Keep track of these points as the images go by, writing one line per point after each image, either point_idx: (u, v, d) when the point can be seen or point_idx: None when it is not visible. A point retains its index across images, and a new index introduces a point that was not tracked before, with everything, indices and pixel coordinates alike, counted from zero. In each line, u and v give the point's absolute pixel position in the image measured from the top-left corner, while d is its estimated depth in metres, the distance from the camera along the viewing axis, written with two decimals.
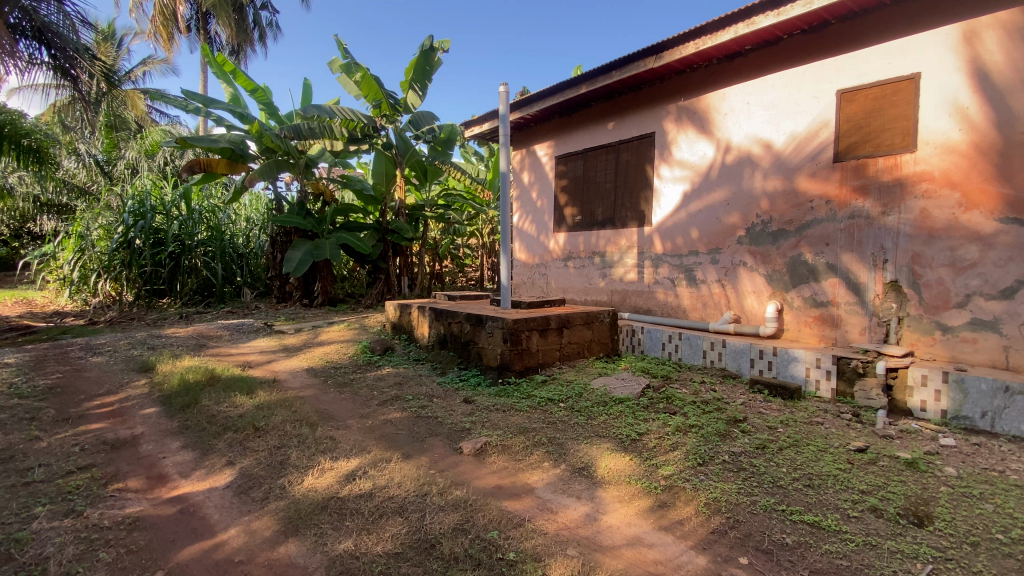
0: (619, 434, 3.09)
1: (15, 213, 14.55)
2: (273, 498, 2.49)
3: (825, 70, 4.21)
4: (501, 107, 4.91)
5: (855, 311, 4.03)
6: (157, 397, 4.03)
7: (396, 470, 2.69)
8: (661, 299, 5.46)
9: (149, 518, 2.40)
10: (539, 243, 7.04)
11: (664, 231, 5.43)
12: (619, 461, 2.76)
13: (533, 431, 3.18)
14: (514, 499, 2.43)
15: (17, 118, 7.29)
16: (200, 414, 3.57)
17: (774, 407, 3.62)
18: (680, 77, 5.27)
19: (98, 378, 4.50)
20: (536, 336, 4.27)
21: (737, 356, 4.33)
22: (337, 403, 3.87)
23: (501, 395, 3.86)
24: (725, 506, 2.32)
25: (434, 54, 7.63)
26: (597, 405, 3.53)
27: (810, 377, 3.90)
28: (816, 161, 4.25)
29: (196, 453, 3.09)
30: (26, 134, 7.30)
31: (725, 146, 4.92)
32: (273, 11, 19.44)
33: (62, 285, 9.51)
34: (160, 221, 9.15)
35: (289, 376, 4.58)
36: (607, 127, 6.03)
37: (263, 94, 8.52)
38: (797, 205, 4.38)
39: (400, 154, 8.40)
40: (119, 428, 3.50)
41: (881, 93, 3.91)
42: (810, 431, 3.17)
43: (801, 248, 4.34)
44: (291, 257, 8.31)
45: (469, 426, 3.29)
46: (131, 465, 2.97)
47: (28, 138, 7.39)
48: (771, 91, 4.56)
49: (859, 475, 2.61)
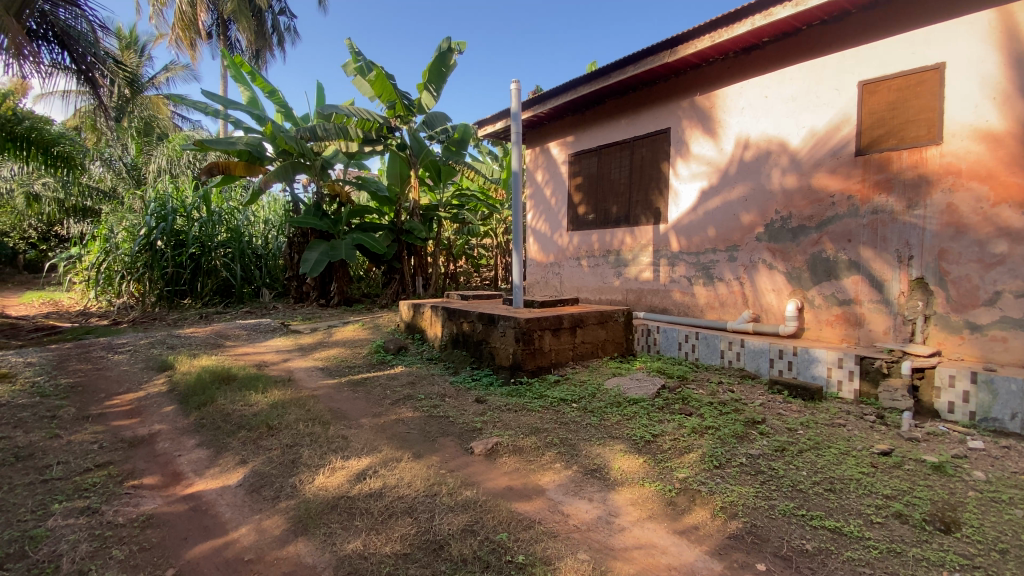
0: (633, 435, 3.01)
1: (44, 216, 15.00)
2: (284, 497, 2.50)
3: (846, 62, 4.08)
4: (513, 105, 4.83)
5: (879, 310, 3.90)
6: (174, 395, 4.10)
7: (407, 469, 2.67)
8: (677, 298, 5.36)
9: (161, 516, 2.45)
10: (552, 241, 6.99)
11: (681, 229, 5.34)
12: (632, 462, 2.70)
13: (544, 432, 3.12)
14: (524, 501, 2.40)
15: (44, 126, 7.53)
16: (216, 412, 3.61)
17: (794, 407, 3.51)
18: (697, 71, 5.17)
19: (118, 377, 4.59)
20: (549, 335, 4.23)
21: (756, 356, 4.22)
22: (350, 402, 3.87)
23: (513, 394, 3.82)
24: (742, 510, 2.25)
25: (450, 55, 7.60)
26: (610, 406, 3.46)
27: (832, 377, 3.79)
28: (837, 156, 4.13)
29: (210, 451, 3.13)
30: (53, 141, 7.55)
31: (743, 142, 4.81)
32: (291, 17, 19.73)
33: (88, 287, 9.77)
34: (180, 223, 9.32)
35: (303, 375, 4.62)
36: (622, 124, 5.95)
37: (280, 96, 8.62)
38: (818, 201, 4.25)
39: (415, 155, 8.39)
40: (138, 426, 3.57)
41: (905, 84, 3.78)
42: (832, 433, 3.04)
43: (822, 244, 4.22)
44: (307, 258, 8.40)
45: (480, 425, 3.27)
46: (148, 463, 3.05)
47: (57, 145, 7.63)
48: (790, 84, 4.45)
49: (883, 479, 2.49)
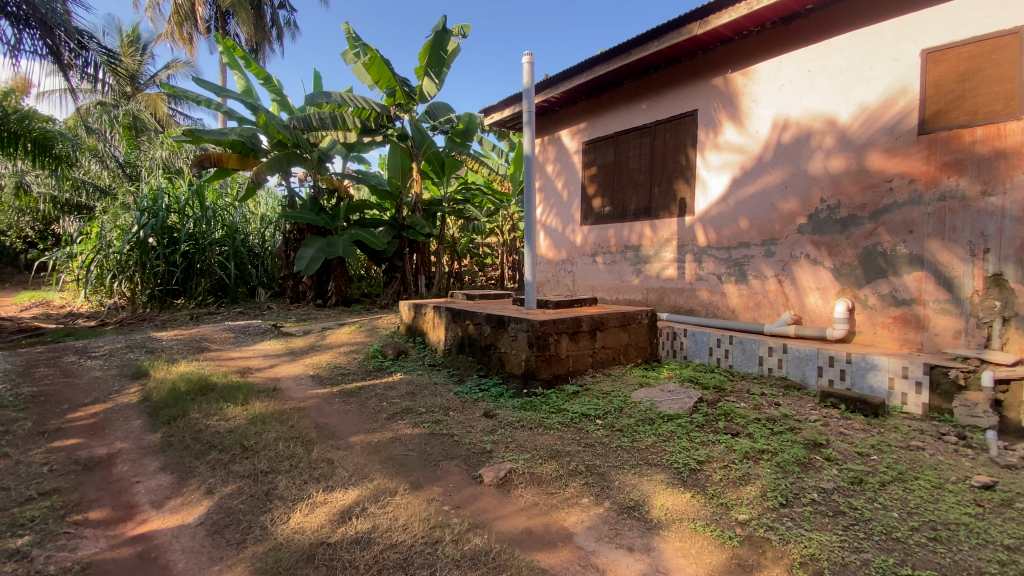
0: (674, 462, 2.50)
1: (39, 213, 14.56)
2: (250, 542, 2.02)
3: (907, 28, 3.57)
4: (524, 82, 4.32)
5: (947, 311, 3.38)
6: (144, 406, 3.62)
7: (401, 506, 2.18)
8: (705, 298, 4.86)
9: (101, 564, 1.98)
10: (564, 237, 6.50)
11: (709, 221, 4.84)
12: (678, 498, 2.20)
13: (567, 456, 2.61)
14: (548, 550, 1.91)
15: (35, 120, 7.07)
16: (186, 428, 3.14)
17: (857, 425, 2.99)
18: (727, 46, 4.68)
19: (87, 386, 4.11)
20: (566, 340, 3.74)
21: (802, 363, 3.71)
22: (341, 416, 3.38)
23: (526, 408, 3.33)
24: (829, 568, 1.74)
25: (448, 37, 7.01)
26: (642, 424, 2.95)
27: (895, 389, 3.27)
28: (895, 134, 3.61)
29: (174, 477, 2.67)
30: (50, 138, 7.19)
31: (782, 122, 4.30)
32: (291, 10, 19.20)
33: (79, 286, 9.34)
34: (173, 221, 8.91)
35: (292, 384, 4.14)
36: (642, 107, 5.46)
37: (275, 84, 8.18)
38: (871, 186, 3.74)
39: (416, 146, 7.90)
40: (96, 445, 3.11)
41: (977, 52, 3.29)
42: (914, 459, 2.52)
43: (877, 236, 3.70)
44: (302, 255, 7.86)
45: (490, 448, 2.77)
46: (100, 491, 2.60)
47: (55, 142, 7.30)
48: (837, 56, 3.94)
49: (996, 524, 1.98)
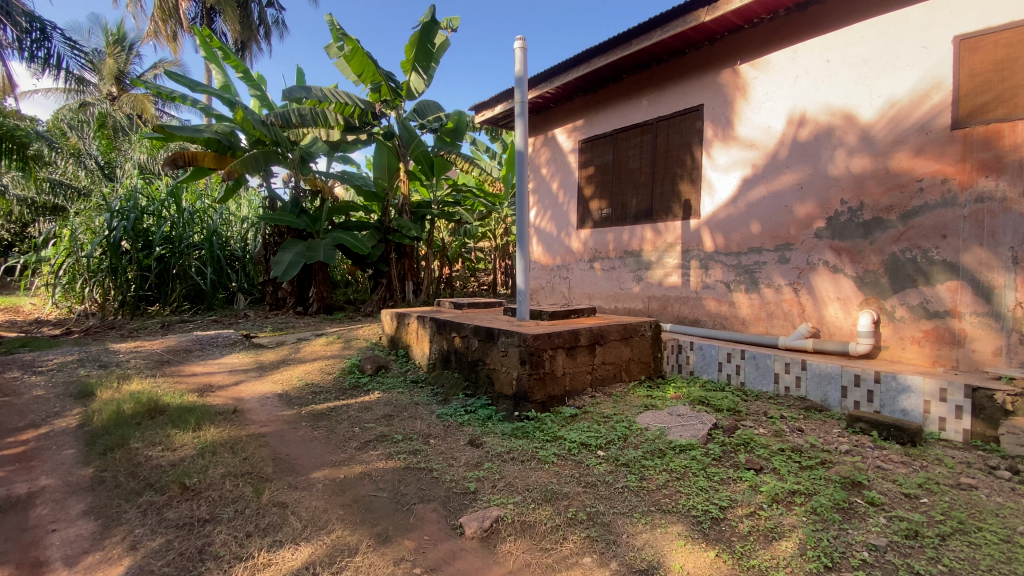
0: (692, 509, 2.11)
1: (12, 216, 13.98)
2: None
3: (939, 12, 3.23)
4: (517, 72, 3.95)
5: (986, 325, 3.02)
6: (83, 433, 3.18)
7: (361, 571, 1.77)
8: (711, 308, 4.51)
9: None
10: (559, 242, 6.12)
11: (717, 224, 4.48)
12: (699, 558, 1.81)
13: (564, 499, 2.22)
14: None
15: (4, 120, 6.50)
16: (124, 461, 2.71)
17: (894, 457, 2.61)
18: (736, 36, 4.35)
19: (25, 407, 3.66)
20: (562, 355, 3.34)
21: (823, 382, 3.34)
22: (305, 445, 2.96)
23: (517, 436, 2.93)
24: None
25: (436, 29, 6.61)
26: (650, 457, 2.57)
27: (931, 413, 2.90)
28: (926, 131, 3.26)
29: (97, 524, 2.24)
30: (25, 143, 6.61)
31: (798, 118, 3.96)
32: (281, 9, 18.70)
33: (47, 291, 8.85)
34: (148, 223, 8.48)
35: (255, 405, 3.71)
36: (643, 103, 5.11)
37: (254, 78, 7.77)
38: (899, 187, 3.39)
39: (403, 145, 7.50)
40: (17, 481, 2.67)
41: (1018, 37, 2.95)
42: (972, 503, 2.15)
43: (905, 242, 3.35)
44: (280, 260, 7.45)
45: (474, 487, 2.37)
46: (7, 542, 2.16)
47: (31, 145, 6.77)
48: (859, 44, 3.60)
49: None
